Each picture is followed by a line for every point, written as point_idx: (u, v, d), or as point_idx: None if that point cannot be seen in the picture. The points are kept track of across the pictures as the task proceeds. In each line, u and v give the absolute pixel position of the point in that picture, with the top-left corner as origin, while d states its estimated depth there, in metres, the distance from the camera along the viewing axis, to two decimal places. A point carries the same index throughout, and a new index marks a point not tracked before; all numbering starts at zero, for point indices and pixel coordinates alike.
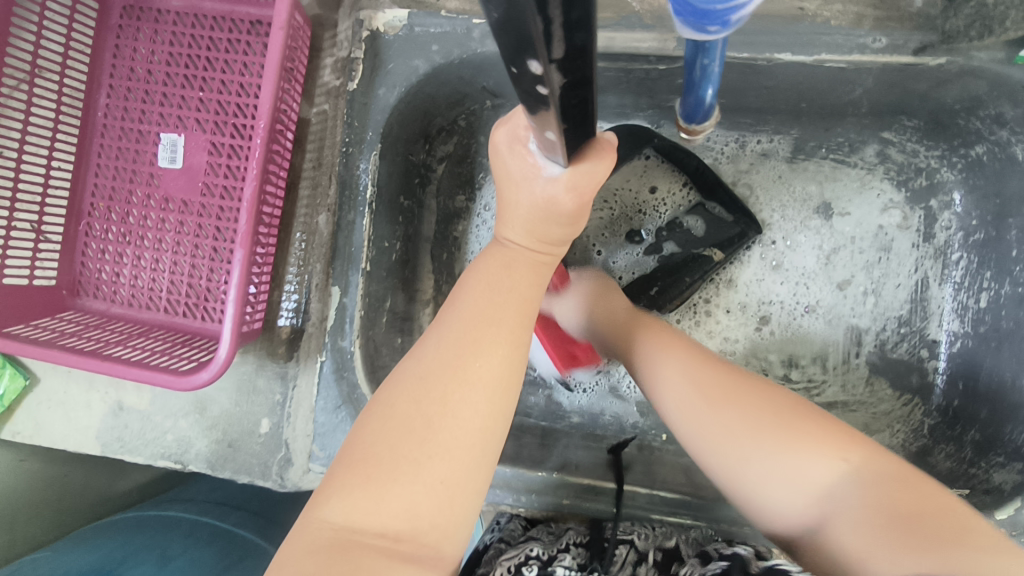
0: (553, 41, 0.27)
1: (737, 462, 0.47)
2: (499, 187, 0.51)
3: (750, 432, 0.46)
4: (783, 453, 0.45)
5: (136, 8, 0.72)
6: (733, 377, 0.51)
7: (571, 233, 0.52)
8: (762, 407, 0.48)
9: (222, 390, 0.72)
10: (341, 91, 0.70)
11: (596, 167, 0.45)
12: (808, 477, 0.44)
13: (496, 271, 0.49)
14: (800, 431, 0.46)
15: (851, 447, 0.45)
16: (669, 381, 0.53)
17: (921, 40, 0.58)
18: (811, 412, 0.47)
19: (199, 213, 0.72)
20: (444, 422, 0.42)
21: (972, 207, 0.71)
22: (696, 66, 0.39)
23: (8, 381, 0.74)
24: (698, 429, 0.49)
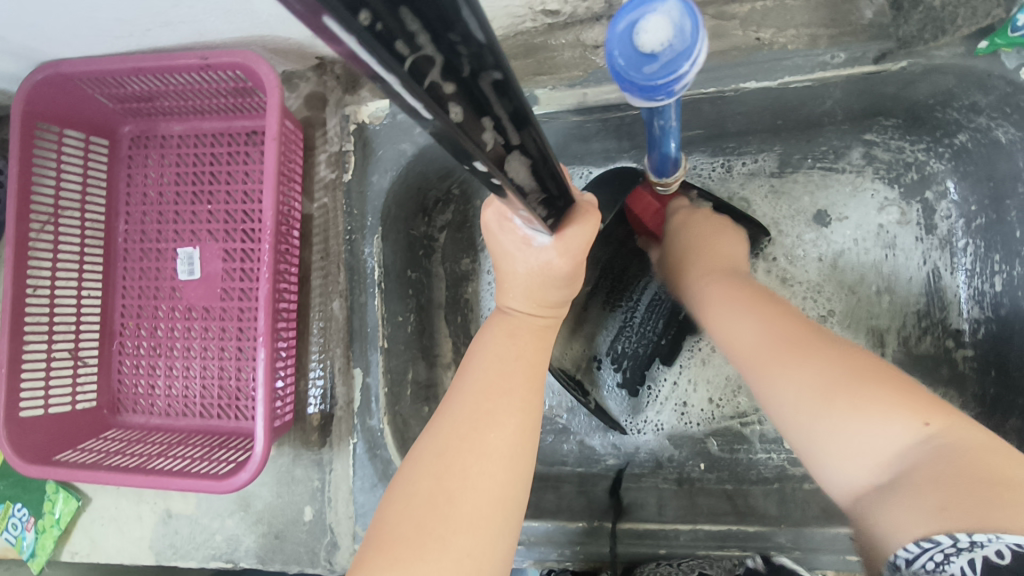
0: (508, 132, 0.31)
1: (804, 419, 0.42)
2: (496, 262, 0.55)
3: (823, 385, 0.41)
4: (857, 411, 0.39)
5: (143, 137, 0.78)
6: (798, 326, 0.47)
7: (570, 295, 0.55)
8: (812, 358, 0.43)
9: (264, 483, 0.74)
10: (337, 183, 0.73)
11: (582, 231, 0.49)
12: (886, 437, 0.38)
13: (502, 340, 0.52)
14: (865, 379, 0.40)
15: (937, 412, 0.38)
16: (736, 330, 0.51)
17: (879, 49, 0.59)
18: (865, 355, 0.43)
19: (221, 316, 0.75)
20: (464, 494, 0.43)
21: (968, 193, 0.71)
22: (654, 126, 0.40)
23: (63, 504, 0.78)
24: (771, 388, 0.45)
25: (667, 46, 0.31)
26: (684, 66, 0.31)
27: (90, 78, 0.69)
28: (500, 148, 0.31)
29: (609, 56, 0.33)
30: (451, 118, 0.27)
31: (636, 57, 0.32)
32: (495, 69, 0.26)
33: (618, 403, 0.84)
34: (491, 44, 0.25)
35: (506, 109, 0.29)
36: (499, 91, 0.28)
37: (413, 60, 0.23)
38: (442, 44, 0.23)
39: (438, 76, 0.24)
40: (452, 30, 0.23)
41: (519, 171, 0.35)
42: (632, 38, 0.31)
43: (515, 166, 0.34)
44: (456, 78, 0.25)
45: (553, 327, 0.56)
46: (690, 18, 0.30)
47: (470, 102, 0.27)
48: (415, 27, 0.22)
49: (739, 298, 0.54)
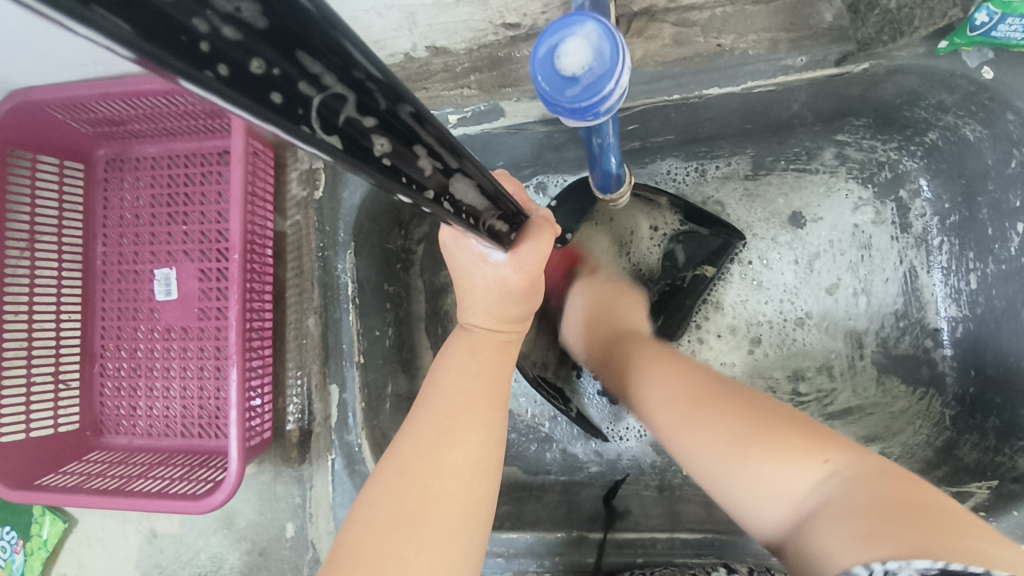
0: (443, 158, 0.31)
1: (723, 476, 0.46)
2: (455, 279, 0.55)
3: (729, 442, 0.45)
4: (764, 464, 0.43)
5: (118, 160, 0.79)
6: (699, 383, 0.52)
7: (531, 307, 0.55)
8: (731, 411, 0.47)
9: (246, 501, 0.74)
10: (309, 200, 0.73)
11: (536, 247, 0.50)
12: (790, 487, 0.42)
13: (462, 356, 0.52)
14: (760, 434, 0.45)
15: (828, 451, 0.43)
16: (648, 395, 0.55)
17: (840, 51, 0.59)
18: (761, 404, 0.48)
19: (199, 336, 0.75)
20: (424, 515, 0.43)
21: (941, 191, 0.71)
22: (593, 144, 0.40)
23: (50, 525, 0.78)
24: (683, 444, 0.49)
25: (587, 69, 0.31)
26: (607, 86, 0.31)
27: (61, 104, 0.70)
28: (436, 173, 0.31)
29: (533, 81, 0.33)
30: (380, 151, 0.27)
31: (559, 81, 0.32)
32: (407, 100, 0.27)
33: (599, 409, 0.84)
34: (395, 78, 0.25)
35: (432, 136, 0.30)
36: (420, 122, 0.28)
37: (321, 100, 0.22)
38: (350, 81, 0.23)
39: (350, 114, 0.24)
40: (355, 68, 0.23)
41: (465, 191, 0.35)
42: (554, 62, 0.31)
43: (457, 187, 0.34)
44: (371, 116, 0.25)
45: (515, 341, 0.56)
46: (607, 41, 0.31)
47: (393, 134, 0.27)
48: (317, 69, 0.21)
49: (656, 359, 0.58)
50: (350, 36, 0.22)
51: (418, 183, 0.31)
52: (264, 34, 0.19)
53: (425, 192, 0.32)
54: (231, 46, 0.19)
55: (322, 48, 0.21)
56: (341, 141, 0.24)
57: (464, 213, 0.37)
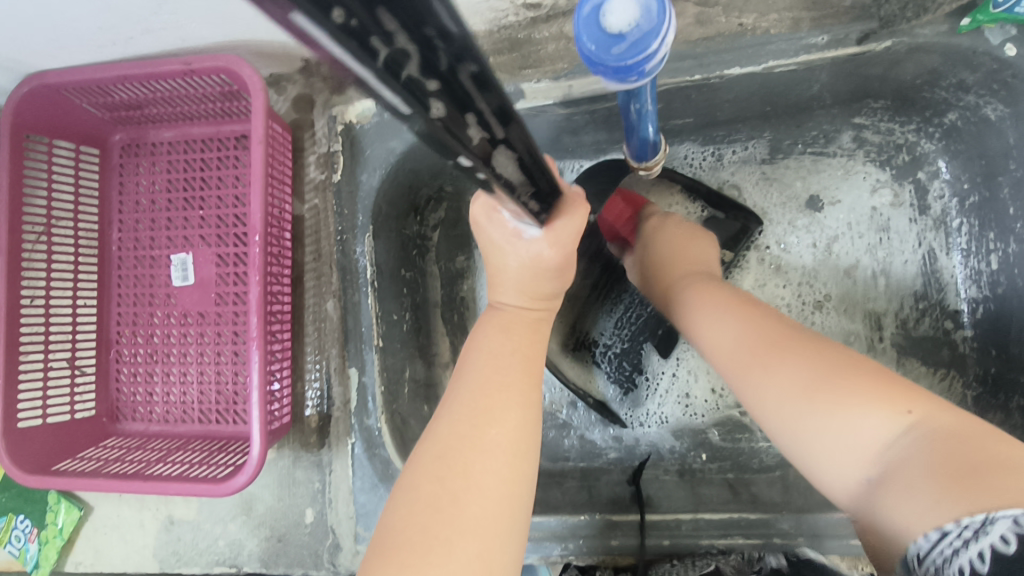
0: (493, 125, 0.32)
1: (786, 426, 0.43)
2: (488, 259, 0.56)
3: (793, 399, 0.42)
4: (835, 413, 0.39)
5: (133, 146, 0.79)
6: (777, 325, 0.48)
7: (562, 285, 0.57)
8: (816, 353, 0.43)
9: (265, 487, 0.74)
10: (326, 184, 0.73)
11: (571, 222, 0.51)
12: (862, 437, 0.38)
13: (496, 337, 0.54)
14: (847, 381, 0.40)
15: (915, 399, 0.38)
16: (715, 337, 0.52)
17: (862, 29, 0.59)
18: (838, 350, 0.43)
19: (216, 321, 0.75)
20: (468, 496, 0.43)
21: (960, 171, 0.71)
22: (631, 111, 0.40)
23: (65, 514, 0.77)
24: (754, 382, 0.46)
25: (635, 26, 0.31)
26: (654, 43, 0.31)
27: (78, 88, 0.70)
28: (487, 142, 0.32)
29: (578, 43, 0.33)
30: (433, 110, 0.27)
31: (606, 40, 0.32)
32: (473, 61, 0.27)
33: (615, 397, 0.83)
34: (467, 36, 0.26)
35: (488, 105, 0.30)
36: (479, 86, 0.28)
37: (388, 54, 0.23)
38: (417, 37, 0.24)
39: (414, 70, 0.25)
40: (426, 25, 0.24)
41: (508, 165, 0.35)
42: (600, 21, 0.31)
43: (501, 162, 0.35)
44: (431, 73, 0.25)
45: (547, 319, 0.58)
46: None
47: (451, 97, 0.27)
48: (391, 26, 0.22)
49: (720, 302, 0.54)
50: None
51: (463, 148, 0.31)
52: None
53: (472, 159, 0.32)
54: None
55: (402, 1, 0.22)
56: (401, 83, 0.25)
57: (506, 185, 0.37)
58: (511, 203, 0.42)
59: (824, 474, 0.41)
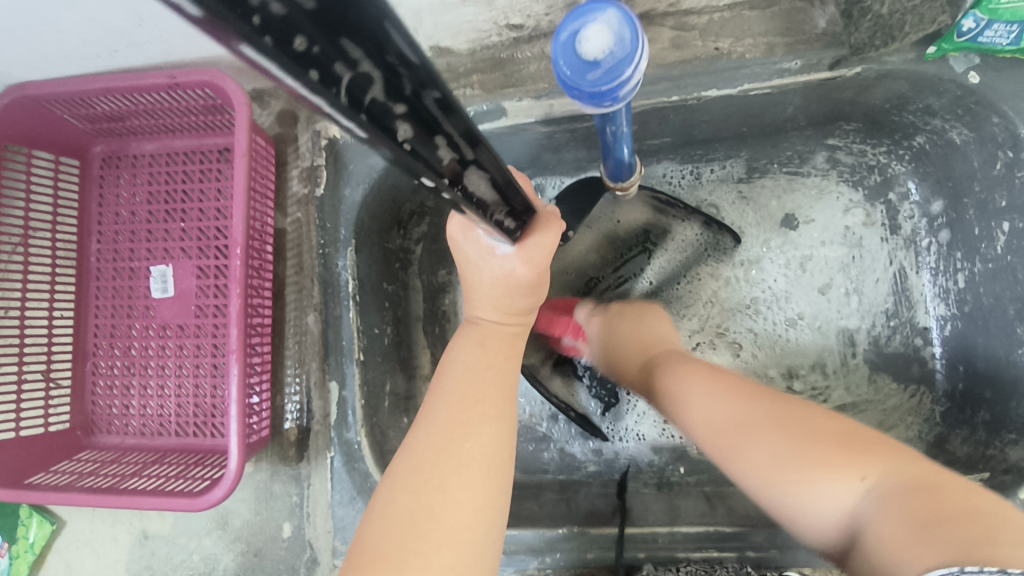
0: (459, 146, 0.32)
1: (775, 495, 0.44)
2: (463, 273, 0.57)
3: (773, 465, 0.44)
4: (806, 481, 0.42)
5: (115, 157, 0.78)
6: (742, 399, 0.50)
7: (536, 301, 0.57)
8: (773, 424, 0.46)
9: (242, 501, 0.73)
10: (309, 198, 0.74)
11: (544, 239, 0.51)
12: (838, 500, 0.41)
13: (472, 350, 0.54)
14: (817, 450, 0.43)
15: (867, 459, 0.42)
16: (691, 412, 0.52)
17: (834, 55, 0.61)
18: (788, 411, 0.47)
19: (195, 333, 0.75)
20: (443, 509, 0.44)
21: (928, 193, 0.73)
22: (606, 133, 0.41)
23: (37, 528, 0.76)
24: (734, 461, 0.47)
25: (608, 54, 0.32)
26: (627, 71, 0.32)
27: (59, 99, 0.70)
28: (453, 163, 0.33)
29: (554, 66, 0.34)
30: (400, 133, 0.28)
31: (581, 65, 0.33)
32: (435, 86, 0.28)
33: (597, 411, 0.84)
34: (429, 62, 0.27)
35: (453, 127, 0.31)
36: (442, 109, 0.29)
37: (352, 80, 0.24)
38: (381, 63, 0.24)
39: (378, 93, 0.25)
40: (390, 52, 0.24)
41: (477, 183, 0.36)
42: (575, 47, 0.32)
43: (471, 181, 0.35)
44: (396, 96, 0.26)
45: (522, 333, 0.58)
46: (628, 27, 0.32)
47: (416, 118, 0.28)
48: (356, 54, 0.23)
49: (700, 376, 0.54)
50: (398, 20, 0.24)
51: (431, 171, 0.32)
52: (312, 14, 0.20)
53: (438, 179, 0.33)
54: (275, 20, 0.20)
55: (368, 34, 0.23)
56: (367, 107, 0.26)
57: (476, 203, 0.38)
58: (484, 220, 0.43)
59: (819, 523, 0.43)
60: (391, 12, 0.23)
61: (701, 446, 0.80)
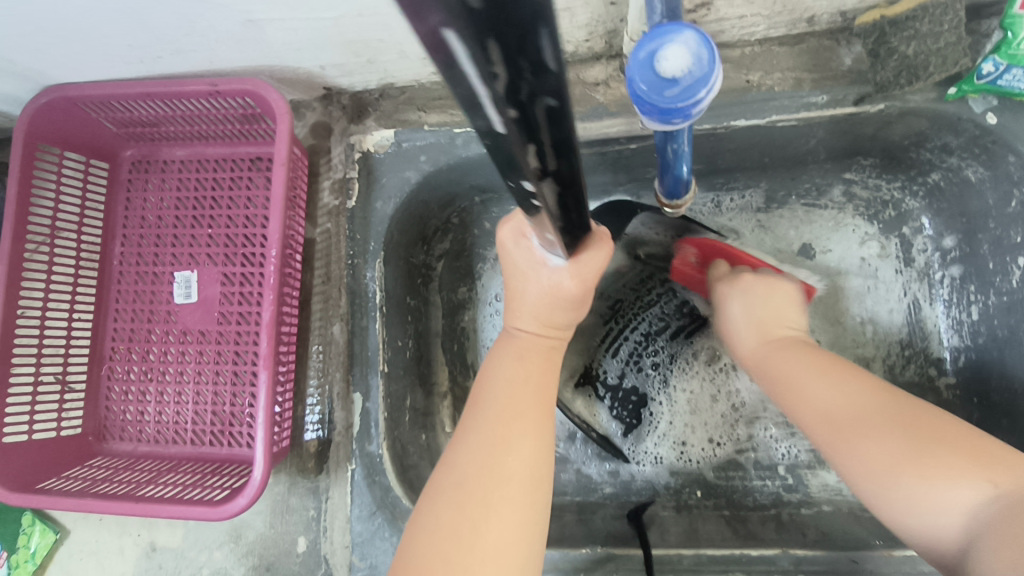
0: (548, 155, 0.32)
1: (876, 492, 0.43)
2: (509, 281, 0.58)
3: (884, 462, 0.43)
4: (929, 481, 0.40)
5: (144, 162, 0.79)
6: (875, 395, 0.48)
7: (576, 316, 0.58)
8: (903, 425, 0.44)
9: (256, 514, 0.72)
10: (340, 210, 0.74)
11: (596, 257, 0.51)
12: (965, 507, 0.39)
13: (508, 365, 0.55)
14: (934, 449, 0.41)
15: (997, 468, 0.39)
16: (809, 399, 0.51)
17: (858, 92, 0.63)
18: (919, 409, 0.45)
19: (218, 341, 0.74)
20: (488, 525, 0.44)
21: (942, 228, 0.76)
22: (667, 151, 0.44)
23: (39, 537, 0.74)
24: (840, 454, 0.46)
25: (687, 72, 0.34)
26: (702, 91, 0.35)
27: (96, 102, 0.70)
28: (537, 168, 0.32)
29: (632, 84, 0.36)
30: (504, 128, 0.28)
31: (659, 83, 0.35)
32: (551, 96, 0.27)
33: (619, 433, 0.84)
34: (561, 73, 0.26)
35: (552, 136, 0.30)
36: (550, 117, 0.29)
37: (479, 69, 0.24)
38: (513, 66, 0.24)
39: (500, 88, 0.25)
40: (524, 55, 0.24)
41: (550, 194, 0.36)
42: (655, 65, 0.35)
43: (546, 189, 0.35)
44: (513, 97, 0.26)
45: (558, 347, 0.59)
46: (705, 48, 0.34)
47: (523, 122, 0.28)
48: (495, 53, 0.23)
49: (814, 366, 0.53)
50: (550, 26, 0.24)
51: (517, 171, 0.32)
52: (476, 10, 0.21)
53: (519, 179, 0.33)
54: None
55: (517, 33, 0.23)
56: (493, 94, 0.26)
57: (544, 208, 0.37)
58: (547, 228, 0.42)
59: (922, 528, 0.41)
60: (551, 18, 0.24)
61: (717, 471, 0.81)
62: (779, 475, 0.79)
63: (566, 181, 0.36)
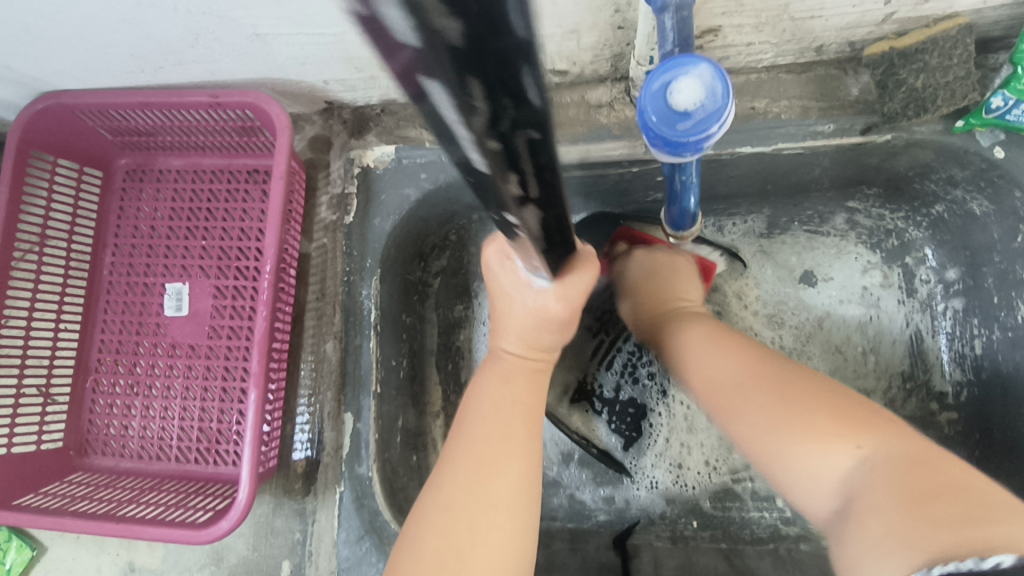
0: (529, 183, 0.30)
1: (762, 456, 0.45)
2: (494, 301, 0.56)
3: (766, 428, 0.44)
4: (796, 445, 0.42)
5: (139, 171, 0.78)
6: (769, 362, 0.49)
7: (563, 338, 0.56)
8: (782, 393, 0.45)
9: (240, 535, 0.70)
10: (337, 225, 0.73)
11: (582, 278, 0.50)
12: (828, 467, 0.40)
13: (497, 387, 0.53)
14: (817, 418, 0.42)
15: (867, 430, 0.40)
16: (709, 372, 0.53)
17: (865, 122, 0.63)
18: (796, 377, 0.47)
19: (207, 356, 0.72)
20: (472, 554, 0.43)
21: (945, 260, 0.75)
22: (675, 181, 0.43)
23: (15, 553, 0.71)
24: (732, 419, 0.48)
25: (699, 106, 0.33)
26: (713, 126, 0.34)
27: (92, 110, 0.69)
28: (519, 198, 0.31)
29: (643, 114, 0.35)
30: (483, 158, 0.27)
31: (670, 115, 0.34)
32: (534, 128, 0.26)
33: (618, 446, 0.82)
34: (546, 110, 0.25)
35: (533, 165, 0.29)
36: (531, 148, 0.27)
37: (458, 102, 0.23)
38: (493, 100, 0.23)
39: (478, 120, 0.24)
40: (505, 91, 0.23)
41: (531, 219, 0.35)
42: (667, 97, 0.34)
43: (527, 215, 0.34)
44: (493, 131, 0.25)
45: (546, 369, 0.57)
46: (720, 83, 0.33)
47: (504, 153, 0.27)
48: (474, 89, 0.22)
49: (717, 343, 0.55)
50: (534, 64, 0.22)
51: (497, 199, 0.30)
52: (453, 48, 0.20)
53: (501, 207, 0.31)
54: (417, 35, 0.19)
55: (493, 73, 0.22)
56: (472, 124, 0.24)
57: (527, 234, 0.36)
58: (531, 252, 0.41)
59: (796, 490, 0.42)
60: (535, 55, 0.22)
61: (713, 500, 0.79)
62: (778, 507, 0.77)
63: (549, 205, 0.34)
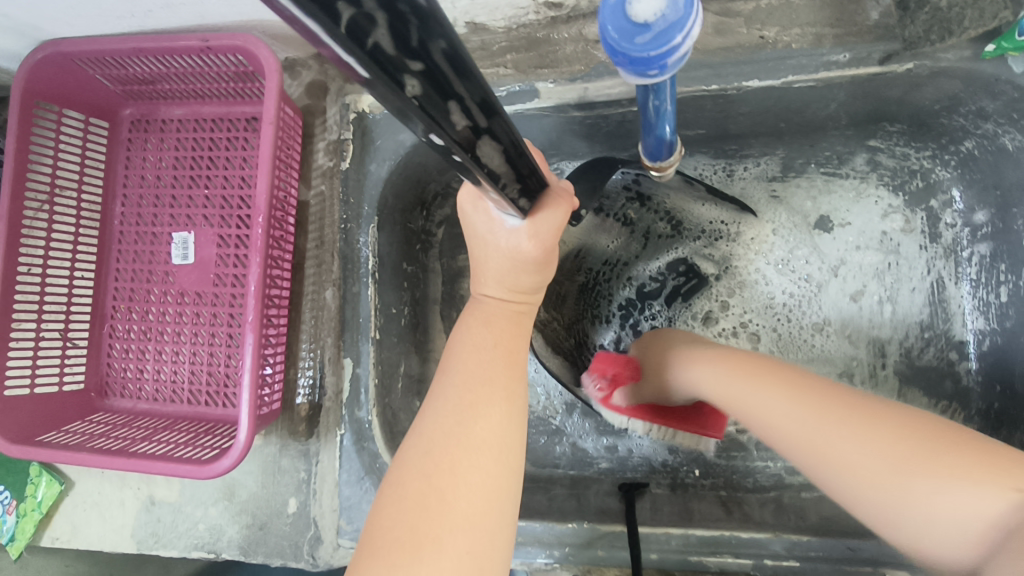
0: (472, 112, 0.30)
1: (874, 495, 0.41)
2: (472, 251, 0.56)
3: (887, 466, 0.41)
4: (933, 482, 0.39)
5: (143, 121, 0.78)
6: (841, 402, 0.46)
7: (544, 281, 0.55)
8: (899, 435, 0.41)
9: (249, 473, 0.73)
10: (335, 171, 0.73)
11: (552, 215, 0.49)
12: (974, 509, 0.37)
13: (478, 330, 0.53)
14: (955, 458, 0.39)
15: (1005, 471, 0.37)
16: (778, 418, 0.48)
17: (884, 49, 0.58)
18: (912, 415, 0.43)
19: (213, 302, 0.74)
20: (457, 493, 0.43)
21: (972, 201, 0.70)
22: (650, 109, 0.41)
23: (47, 487, 0.77)
24: (822, 470, 0.44)
25: (660, 17, 0.32)
26: (677, 37, 0.32)
27: (91, 58, 0.69)
28: (467, 129, 0.31)
29: (603, 30, 0.34)
30: (409, 89, 0.26)
31: (631, 29, 0.33)
32: (444, 40, 0.26)
33: None
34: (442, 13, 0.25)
35: (467, 88, 0.29)
36: (456, 69, 0.27)
37: (355, 24, 0.23)
38: (389, 9, 0.23)
39: (387, 46, 0.24)
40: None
41: (493, 155, 0.34)
42: (626, 9, 0.33)
43: (486, 150, 0.34)
44: (406, 49, 0.25)
45: (528, 313, 0.56)
46: None
47: (430, 78, 0.27)
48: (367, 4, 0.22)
49: (780, 382, 0.51)
50: None
51: (445, 136, 0.30)
52: None
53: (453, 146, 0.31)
54: None
55: None
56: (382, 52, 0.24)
57: (492, 174, 0.36)
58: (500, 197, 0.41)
59: (915, 535, 0.40)
60: None
61: (718, 450, 0.78)
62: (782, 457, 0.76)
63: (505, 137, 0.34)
